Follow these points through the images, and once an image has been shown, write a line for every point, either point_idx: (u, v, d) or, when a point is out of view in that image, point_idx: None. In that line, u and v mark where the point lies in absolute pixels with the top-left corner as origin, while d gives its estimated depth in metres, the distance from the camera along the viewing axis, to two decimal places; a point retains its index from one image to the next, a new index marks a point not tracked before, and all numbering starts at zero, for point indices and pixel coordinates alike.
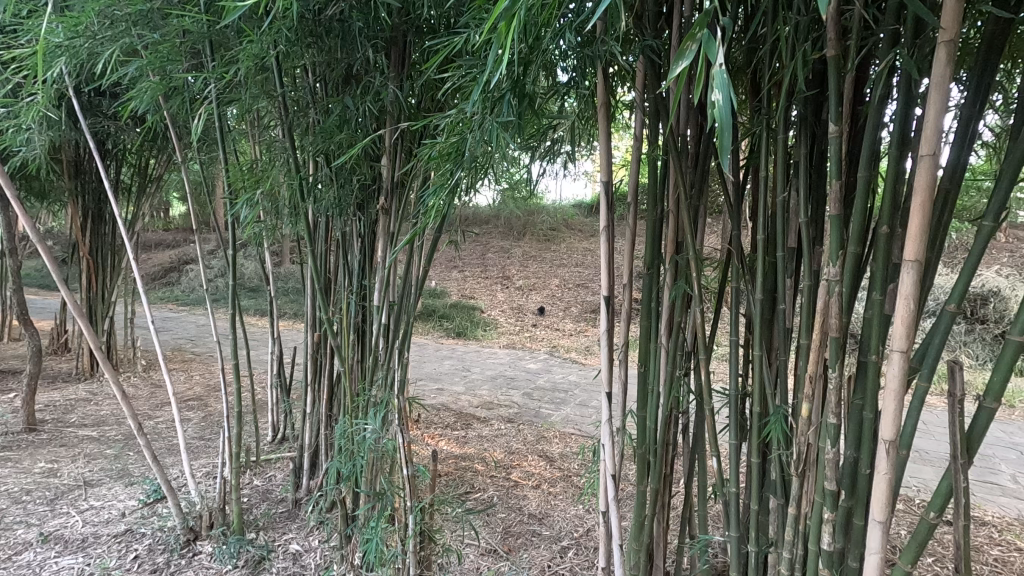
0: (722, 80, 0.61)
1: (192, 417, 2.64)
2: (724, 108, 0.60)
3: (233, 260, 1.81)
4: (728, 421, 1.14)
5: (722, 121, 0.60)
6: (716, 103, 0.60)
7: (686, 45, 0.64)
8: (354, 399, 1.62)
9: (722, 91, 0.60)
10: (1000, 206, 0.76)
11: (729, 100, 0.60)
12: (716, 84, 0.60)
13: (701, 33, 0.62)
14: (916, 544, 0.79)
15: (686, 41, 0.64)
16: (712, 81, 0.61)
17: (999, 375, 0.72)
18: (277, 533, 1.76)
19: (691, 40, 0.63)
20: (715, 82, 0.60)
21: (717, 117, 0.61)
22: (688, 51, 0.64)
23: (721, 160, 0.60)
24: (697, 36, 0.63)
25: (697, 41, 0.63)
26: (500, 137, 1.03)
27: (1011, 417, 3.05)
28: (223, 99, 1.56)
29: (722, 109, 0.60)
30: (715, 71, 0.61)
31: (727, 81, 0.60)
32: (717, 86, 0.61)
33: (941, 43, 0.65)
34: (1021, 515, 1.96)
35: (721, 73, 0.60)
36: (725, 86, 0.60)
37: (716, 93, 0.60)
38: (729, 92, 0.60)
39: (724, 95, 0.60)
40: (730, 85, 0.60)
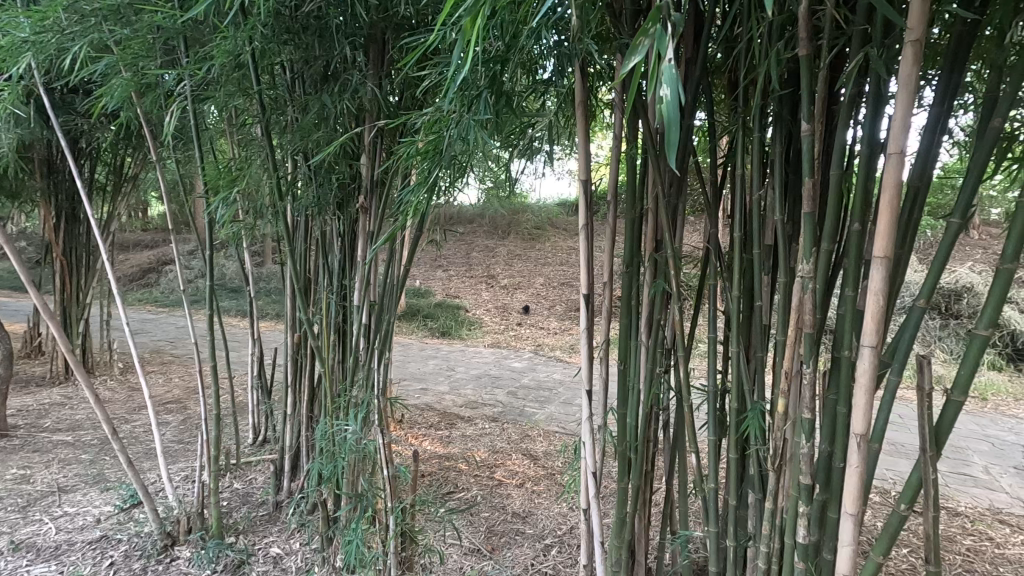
0: (671, 76, 0.61)
1: (171, 420, 2.59)
2: (672, 104, 0.61)
3: (210, 261, 1.78)
4: (706, 417, 1.15)
5: (670, 117, 0.61)
6: (664, 99, 0.61)
7: (639, 40, 0.65)
8: (335, 400, 1.60)
9: (672, 86, 0.61)
10: (968, 202, 0.78)
11: (677, 95, 0.61)
12: (665, 78, 0.61)
13: (653, 28, 0.63)
14: (888, 536, 0.80)
15: (639, 37, 0.64)
16: (663, 76, 0.61)
17: (965, 369, 0.73)
18: (257, 536, 1.73)
19: (644, 35, 0.64)
20: (665, 76, 0.61)
21: (666, 113, 0.62)
22: (642, 47, 0.65)
23: (668, 156, 0.62)
24: (651, 31, 0.64)
25: (650, 37, 0.64)
26: (477, 135, 1.04)
27: (984, 409, 3.12)
28: (198, 96, 1.53)
29: (670, 104, 0.61)
30: (665, 67, 0.62)
31: (676, 76, 0.61)
32: (665, 81, 0.62)
33: (909, 42, 0.66)
34: (992, 505, 2.01)
35: (671, 68, 0.61)
36: (674, 81, 0.61)
37: (664, 87, 0.62)
38: (677, 88, 0.61)
39: (673, 90, 0.61)
40: (678, 81, 0.61)
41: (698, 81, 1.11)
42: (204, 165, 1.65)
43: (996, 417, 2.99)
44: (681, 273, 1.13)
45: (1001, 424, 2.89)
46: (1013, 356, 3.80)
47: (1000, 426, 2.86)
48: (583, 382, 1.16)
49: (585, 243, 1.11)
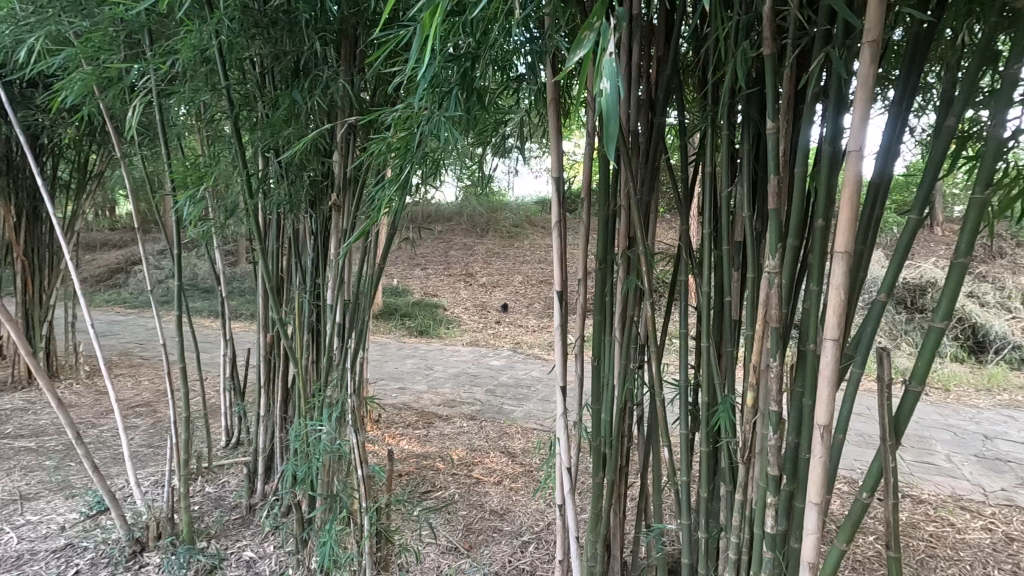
0: (611, 69, 0.66)
1: (140, 424, 2.53)
2: (611, 97, 0.65)
3: (179, 260, 1.74)
4: (679, 412, 1.17)
5: (609, 109, 0.66)
6: (604, 93, 0.65)
7: (583, 35, 0.67)
8: (309, 401, 1.58)
9: (611, 80, 0.65)
10: (925, 198, 0.81)
11: (616, 89, 0.66)
12: (606, 72, 0.65)
13: (597, 24, 0.66)
14: (852, 523, 0.82)
15: (583, 31, 0.67)
16: (604, 69, 0.66)
17: (923, 360, 0.75)
18: (230, 540, 1.70)
19: (588, 30, 0.66)
20: (606, 70, 0.65)
21: (605, 104, 0.66)
22: (585, 41, 0.67)
23: (608, 146, 0.67)
24: (595, 26, 0.66)
25: (593, 32, 0.66)
26: (449, 132, 1.03)
27: (946, 400, 3.23)
28: (163, 91, 1.50)
29: (609, 98, 0.66)
30: (606, 60, 0.66)
31: (616, 70, 0.65)
32: (606, 74, 0.66)
33: (868, 43, 0.68)
34: (955, 492, 2.09)
35: (611, 61, 0.65)
36: (613, 75, 0.65)
37: (604, 81, 0.66)
38: (616, 82, 0.65)
39: (612, 85, 0.65)
40: (617, 75, 0.66)
41: (669, 80, 1.12)
42: (172, 162, 1.61)
43: (958, 407, 3.10)
44: (654, 270, 1.15)
45: (963, 414, 2.99)
46: (974, 349, 3.95)
47: (961, 415, 2.97)
48: (557, 379, 1.16)
49: (558, 240, 1.11)
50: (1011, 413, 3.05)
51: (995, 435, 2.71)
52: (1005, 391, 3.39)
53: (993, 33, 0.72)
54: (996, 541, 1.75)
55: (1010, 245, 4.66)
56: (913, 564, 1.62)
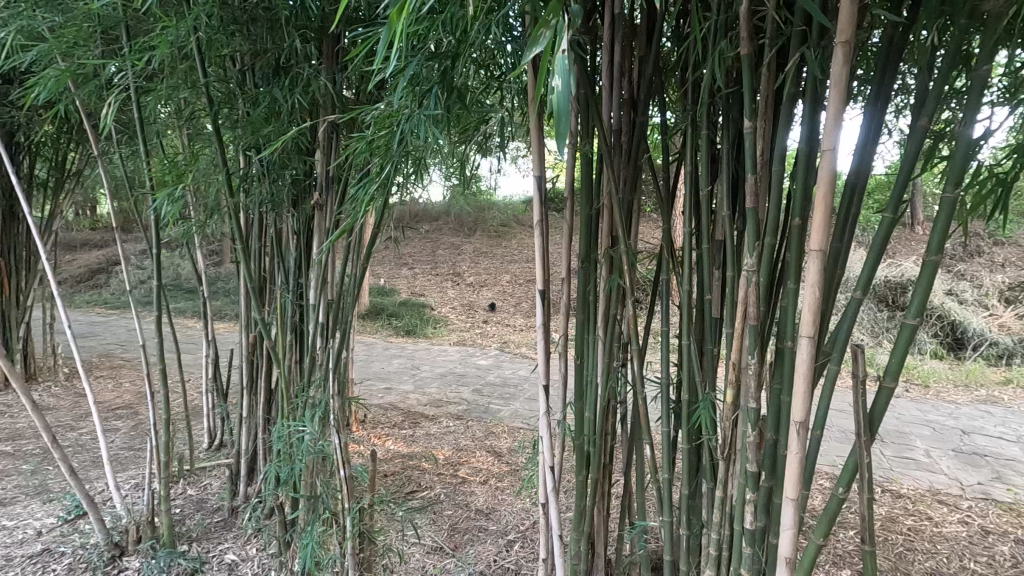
0: (563, 67, 0.62)
1: (120, 426, 2.49)
2: (562, 94, 0.62)
3: (158, 260, 1.71)
4: (660, 410, 1.18)
5: (559, 107, 0.62)
6: (554, 89, 0.62)
7: (540, 31, 0.65)
8: (291, 401, 1.56)
9: (562, 77, 0.62)
10: (899, 197, 0.82)
11: (567, 87, 0.62)
12: (557, 68, 0.62)
13: (554, 20, 0.64)
14: (828, 519, 0.83)
15: (540, 27, 0.65)
16: (555, 66, 0.63)
17: (896, 356, 0.77)
18: (211, 543, 1.68)
19: (545, 26, 0.64)
20: (557, 66, 0.62)
21: (556, 103, 0.63)
22: (543, 38, 0.65)
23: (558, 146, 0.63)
24: (552, 22, 0.64)
25: (550, 29, 0.64)
26: (429, 129, 1.03)
27: (926, 396, 3.29)
28: (141, 87, 1.47)
29: (560, 95, 0.62)
30: (559, 58, 0.63)
31: (568, 67, 0.62)
32: (557, 71, 0.63)
33: (840, 44, 0.69)
34: (932, 486, 2.12)
35: (563, 59, 0.63)
36: (565, 71, 0.62)
37: (556, 78, 0.62)
38: (568, 79, 0.62)
39: (563, 82, 0.62)
40: (570, 73, 0.62)
41: (651, 80, 1.13)
42: (150, 160, 1.58)
43: (937, 403, 3.16)
44: (635, 269, 1.15)
45: (942, 409, 3.05)
46: (953, 346, 4.02)
47: (940, 411, 3.02)
48: (540, 378, 1.16)
49: (540, 240, 1.11)
50: (988, 408, 3.12)
51: (972, 430, 2.76)
52: (983, 387, 3.46)
53: (962, 35, 0.73)
54: (973, 534, 1.79)
55: (987, 243, 4.74)
56: (891, 558, 1.64)
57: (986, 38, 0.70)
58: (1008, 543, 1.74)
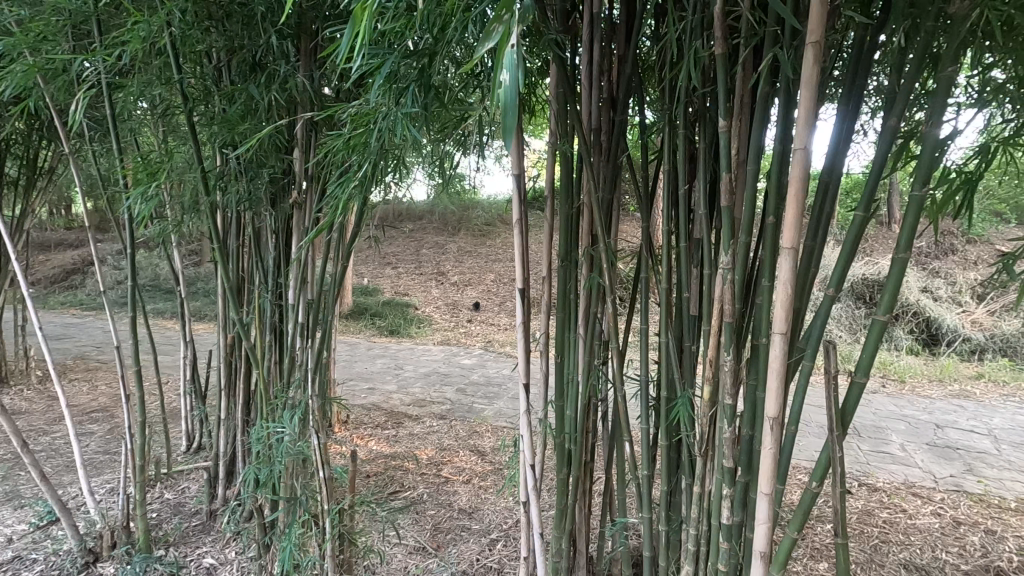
0: (512, 62, 0.63)
1: (95, 430, 2.43)
2: (509, 89, 0.63)
3: (133, 260, 1.68)
4: (639, 407, 1.19)
5: (506, 102, 0.63)
6: (501, 83, 0.62)
7: (492, 27, 0.65)
8: (270, 403, 1.54)
9: (510, 72, 0.62)
10: (871, 196, 0.83)
11: (515, 82, 0.63)
12: (506, 63, 0.63)
13: (507, 15, 0.64)
14: (802, 513, 0.85)
15: (493, 22, 0.64)
16: (505, 60, 0.63)
17: (867, 352, 0.78)
18: (188, 547, 1.66)
19: (498, 21, 0.64)
20: (506, 61, 0.63)
21: (503, 97, 0.63)
22: (495, 33, 0.65)
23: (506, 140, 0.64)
24: (506, 18, 0.64)
25: (503, 23, 0.64)
26: (406, 128, 1.02)
27: (902, 391, 3.35)
28: (112, 83, 1.43)
29: (507, 90, 0.63)
30: (508, 52, 0.63)
31: (515, 63, 0.62)
32: (506, 65, 0.63)
33: (811, 44, 0.69)
34: (907, 480, 2.17)
35: (512, 53, 0.63)
36: (513, 66, 0.62)
37: (503, 72, 0.63)
38: (516, 73, 0.62)
39: (511, 76, 0.62)
40: (518, 67, 0.63)
41: (629, 79, 1.14)
42: (123, 157, 1.54)
43: (912, 398, 3.23)
44: (615, 268, 1.16)
45: (918, 404, 3.11)
46: (928, 342, 4.12)
47: (916, 406, 3.09)
48: (520, 377, 1.16)
49: (519, 239, 1.11)
50: (961, 402, 3.19)
51: (945, 424, 2.83)
52: (956, 382, 3.55)
53: (929, 36, 0.75)
54: (945, 526, 1.83)
55: (960, 242, 4.85)
56: (867, 550, 1.68)
57: (952, 39, 0.71)
58: (979, 533, 1.78)
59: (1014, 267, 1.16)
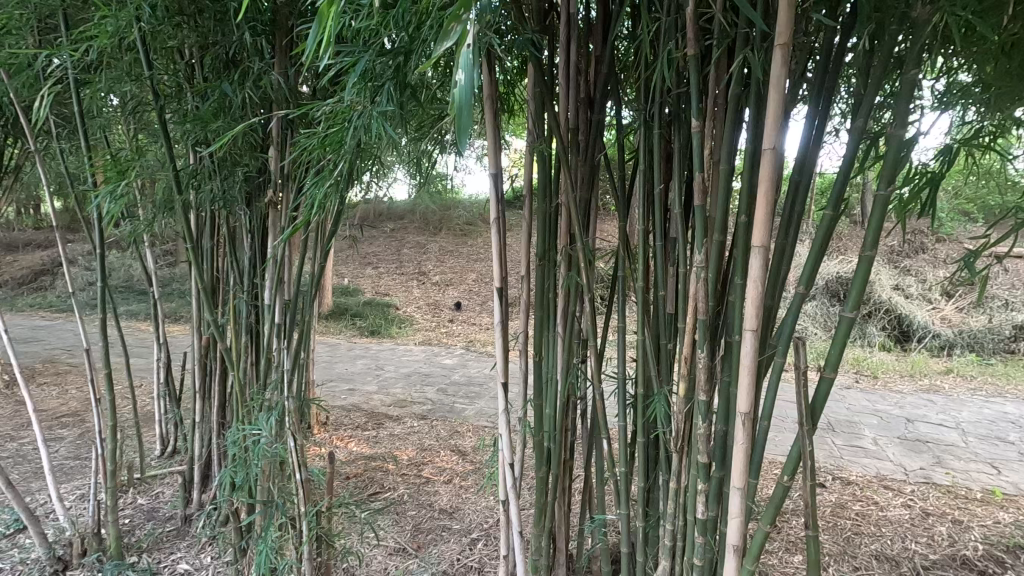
0: (467, 61, 0.62)
1: (66, 435, 2.37)
2: (464, 90, 0.62)
3: (102, 260, 1.64)
4: (617, 405, 1.19)
5: (461, 103, 0.62)
6: (456, 84, 0.62)
7: (451, 25, 0.63)
8: (245, 405, 1.51)
9: (465, 72, 0.62)
10: (839, 195, 0.85)
11: (470, 83, 0.62)
12: (461, 63, 0.62)
13: (465, 15, 0.62)
14: (774, 507, 0.86)
15: (451, 20, 0.63)
16: (460, 60, 0.62)
17: (836, 347, 0.80)
18: (162, 553, 1.63)
19: (456, 20, 0.62)
20: (461, 60, 0.62)
21: (458, 98, 0.63)
22: (454, 33, 0.62)
23: (461, 142, 0.63)
24: (464, 17, 0.62)
25: (462, 22, 0.62)
26: (381, 127, 1.01)
27: (874, 386, 3.44)
28: (80, 79, 1.40)
29: (462, 91, 0.62)
30: (463, 52, 0.62)
31: (471, 64, 0.62)
32: (462, 65, 0.62)
33: (779, 46, 0.71)
34: (879, 473, 2.22)
35: (467, 54, 0.62)
36: (468, 67, 0.62)
37: (458, 73, 0.62)
38: (471, 74, 0.62)
39: (466, 77, 0.62)
40: (473, 67, 0.62)
41: (606, 79, 1.14)
42: (92, 156, 1.50)
43: (884, 393, 3.31)
44: (593, 267, 1.16)
45: (890, 399, 3.19)
46: (899, 337, 4.22)
47: (888, 400, 3.17)
48: (499, 375, 1.16)
49: (497, 238, 1.11)
50: (931, 396, 3.28)
51: (916, 418, 2.90)
52: (926, 377, 3.65)
53: (892, 40, 0.76)
54: (915, 517, 1.88)
55: (931, 241, 4.96)
56: (840, 543, 1.72)
57: (915, 42, 0.73)
58: (946, 524, 1.84)
59: (974, 264, 1.20)
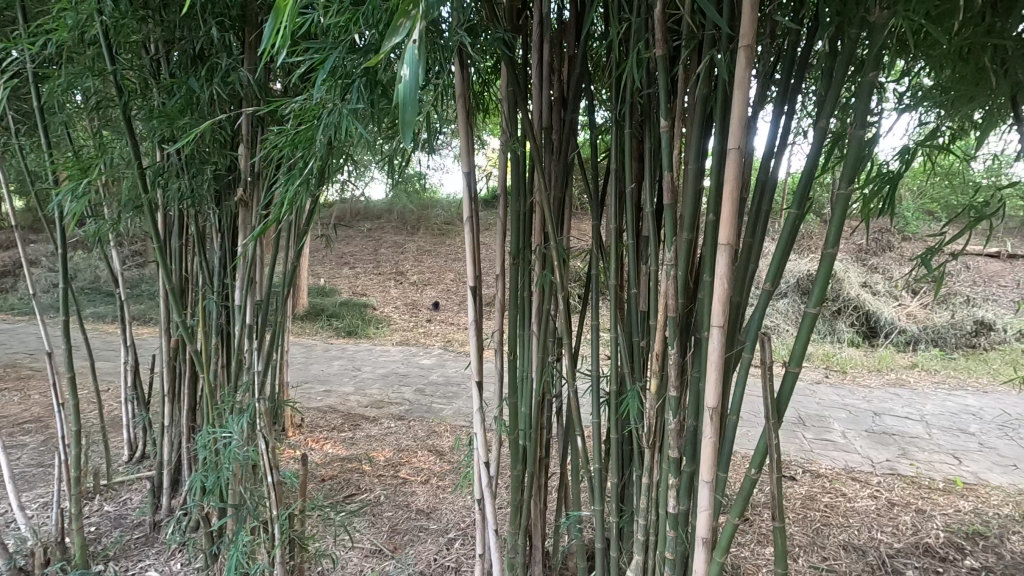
0: (412, 57, 0.62)
1: (28, 442, 2.29)
2: (409, 86, 0.62)
3: (64, 260, 1.59)
4: (591, 402, 1.21)
5: (405, 97, 0.62)
6: (401, 79, 0.61)
7: (399, 21, 0.63)
8: (215, 409, 1.48)
9: (410, 68, 0.62)
10: (803, 193, 0.87)
11: (415, 78, 0.62)
12: (405, 58, 0.62)
13: (413, 11, 0.62)
14: (742, 499, 0.88)
15: (400, 16, 0.63)
16: (405, 55, 0.62)
17: (801, 342, 0.81)
18: (130, 561, 1.59)
19: (404, 16, 0.62)
20: (406, 56, 0.62)
21: (403, 93, 0.63)
22: (402, 28, 0.63)
23: (405, 136, 0.63)
24: (413, 13, 0.63)
25: (410, 18, 0.63)
26: (351, 125, 1.00)
27: (843, 381, 3.53)
28: (40, 73, 1.35)
29: (407, 85, 0.62)
30: (409, 48, 0.62)
31: (415, 58, 0.62)
32: (407, 61, 0.62)
33: (742, 48, 0.72)
34: (846, 465, 2.29)
35: (413, 49, 0.62)
36: (413, 63, 0.62)
37: (404, 68, 0.62)
38: (416, 70, 0.62)
39: (411, 73, 0.62)
40: (418, 63, 0.62)
41: (579, 79, 1.16)
42: (53, 153, 1.45)
43: (853, 387, 3.40)
44: (566, 267, 1.17)
45: (858, 394, 3.28)
46: (867, 333, 4.34)
47: (856, 395, 3.26)
48: (473, 374, 1.16)
49: (471, 237, 1.11)
50: (897, 390, 3.39)
51: (883, 411, 2.99)
52: (893, 371, 3.76)
53: (853, 42, 0.78)
54: (880, 507, 1.94)
55: (898, 239, 5.09)
56: (811, 534, 1.76)
57: (874, 45, 0.75)
58: (910, 513, 1.90)
59: (931, 261, 1.24)
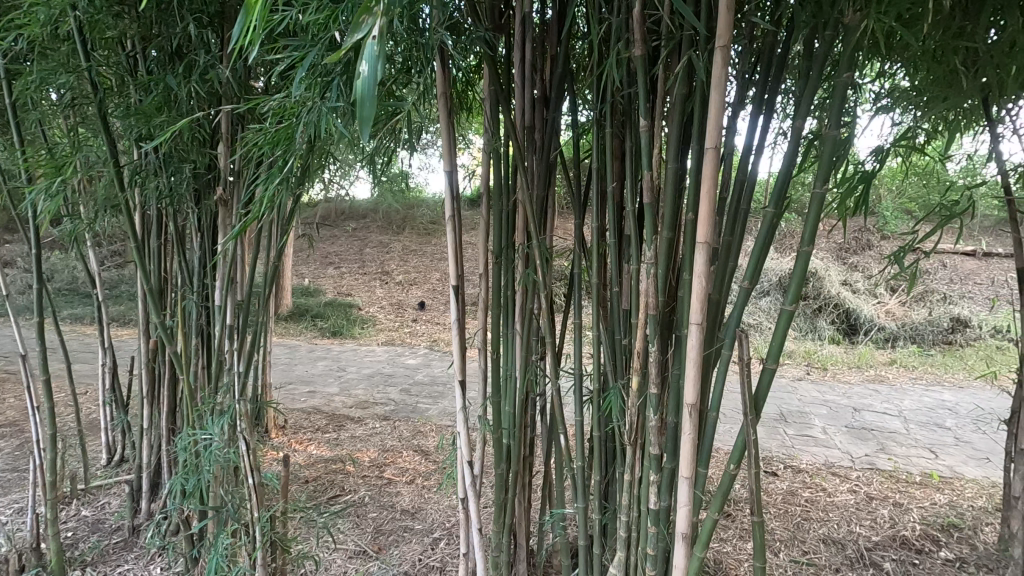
0: (371, 54, 0.61)
1: (2, 447, 2.24)
2: (367, 81, 0.61)
3: (39, 260, 1.55)
4: (573, 401, 1.21)
5: (364, 94, 0.62)
6: (359, 75, 0.61)
7: (361, 18, 0.62)
8: (194, 411, 1.45)
9: (369, 64, 0.61)
10: (780, 192, 0.88)
11: (374, 74, 0.61)
12: (364, 55, 0.61)
13: (375, 8, 0.62)
14: (721, 494, 0.89)
15: (362, 13, 0.62)
16: (365, 52, 0.61)
17: (777, 339, 0.83)
18: (108, 566, 1.56)
19: (366, 13, 0.62)
20: (364, 53, 0.61)
21: (361, 89, 0.62)
22: (364, 25, 0.62)
23: (364, 131, 0.63)
24: (374, 10, 0.62)
25: (372, 16, 0.62)
26: (330, 122, 0.99)
27: (824, 377, 3.59)
28: (12, 69, 1.32)
29: (365, 82, 0.61)
30: (368, 44, 0.61)
31: (375, 55, 0.61)
32: (365, 57, 0.61)
33: (718, 49, 0.73)
34: (827, 461, 2.32)
35: (373, 46, 0.61)
36: (372, 60, 0.61)
37: (362, 64, 0.61)
38: (375, 66, 0.61)
39: (369, 68, 0.61)
40: (377, 60, 0.61)
41: (561, 79, 1.16)
42: (25, 151, 1.42)
43: (833, 384, 3.46)
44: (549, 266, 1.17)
45: (838, 390, 3.34)
46: (847, 331, 4.42)
47: (836, 391, 3.31)
48: (456, 374, 1.15)
49: (453, 235, 1.11)
50: (876, 386, 3.45)
51: (863, 407, 3.04)
52: (872, 368, 3.82)
53: (828, 43, 0.79)
54: (858, 501, 1.97)
55: (877, 237, 5.18)
56: (792, 528, 1.79)
57: (847, 48, 0.76)
58: (887, 507, 1.93)
59: (904, 259, 1.27)
